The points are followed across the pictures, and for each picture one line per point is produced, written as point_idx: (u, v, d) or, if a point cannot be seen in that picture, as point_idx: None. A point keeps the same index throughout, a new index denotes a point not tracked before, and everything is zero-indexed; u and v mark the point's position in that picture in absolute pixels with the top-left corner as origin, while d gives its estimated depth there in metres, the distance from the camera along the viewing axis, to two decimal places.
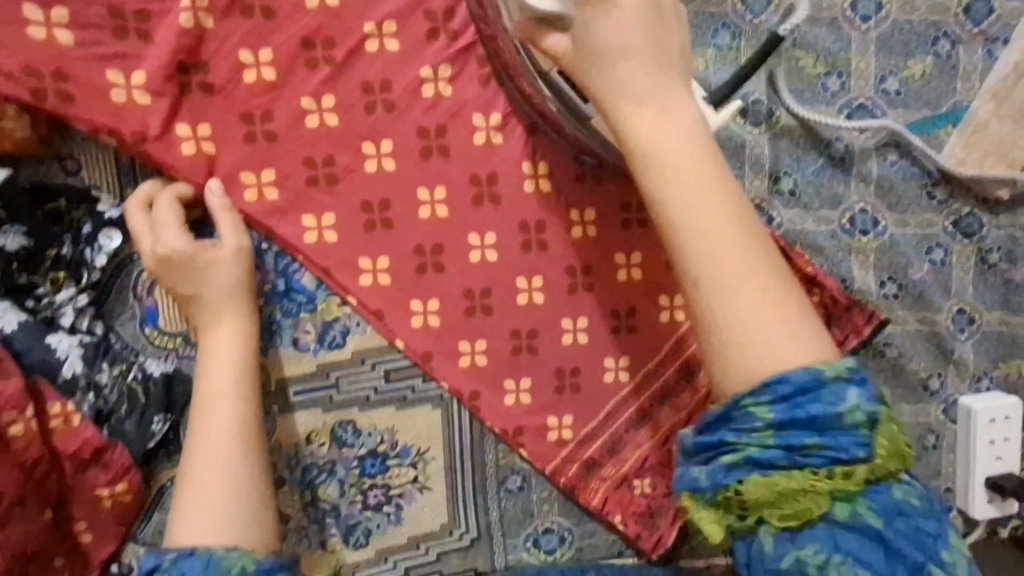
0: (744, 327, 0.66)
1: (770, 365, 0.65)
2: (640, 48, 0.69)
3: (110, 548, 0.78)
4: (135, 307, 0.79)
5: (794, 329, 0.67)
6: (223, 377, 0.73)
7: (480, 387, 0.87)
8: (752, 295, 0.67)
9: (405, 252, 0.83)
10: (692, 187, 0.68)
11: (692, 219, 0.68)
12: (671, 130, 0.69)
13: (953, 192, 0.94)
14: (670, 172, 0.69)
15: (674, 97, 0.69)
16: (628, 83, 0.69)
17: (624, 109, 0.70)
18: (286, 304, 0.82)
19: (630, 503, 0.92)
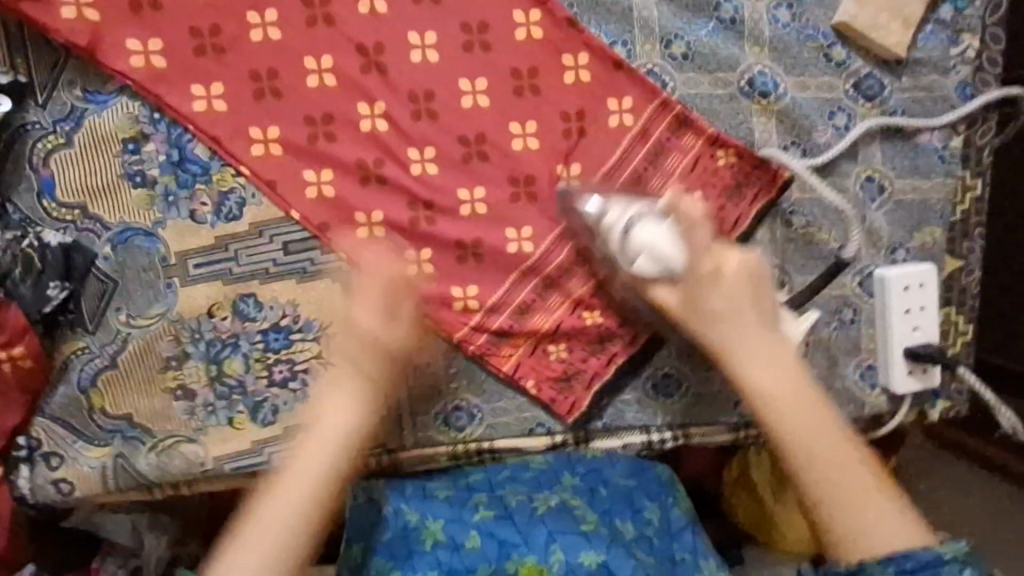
0: (843, 497, 0.68)
1: (876, 531, 0.67)
2: (748, 313, 0.76)
3: (16, 417, 0.84)
4: (31, 179, 0.82)
5: (888, 495, 0.69)
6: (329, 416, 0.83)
7: (380, 257, 0.89)
8: (882, 513, 0.67)
9: (296, 121, 0.85)
10: (794, 413, 0.71)
11: (793, 444, 0.71)
12: (774, 365, 0.74)
13: (852, 51, 0.93)
14: (778, 397, 0.73)
15: (761, 299, 0.77)
16: (737, 321, 0.75)
17: (723, 320, 0.76)
18: (181, 175, 0.84)
19: (545, 367, 0.94)
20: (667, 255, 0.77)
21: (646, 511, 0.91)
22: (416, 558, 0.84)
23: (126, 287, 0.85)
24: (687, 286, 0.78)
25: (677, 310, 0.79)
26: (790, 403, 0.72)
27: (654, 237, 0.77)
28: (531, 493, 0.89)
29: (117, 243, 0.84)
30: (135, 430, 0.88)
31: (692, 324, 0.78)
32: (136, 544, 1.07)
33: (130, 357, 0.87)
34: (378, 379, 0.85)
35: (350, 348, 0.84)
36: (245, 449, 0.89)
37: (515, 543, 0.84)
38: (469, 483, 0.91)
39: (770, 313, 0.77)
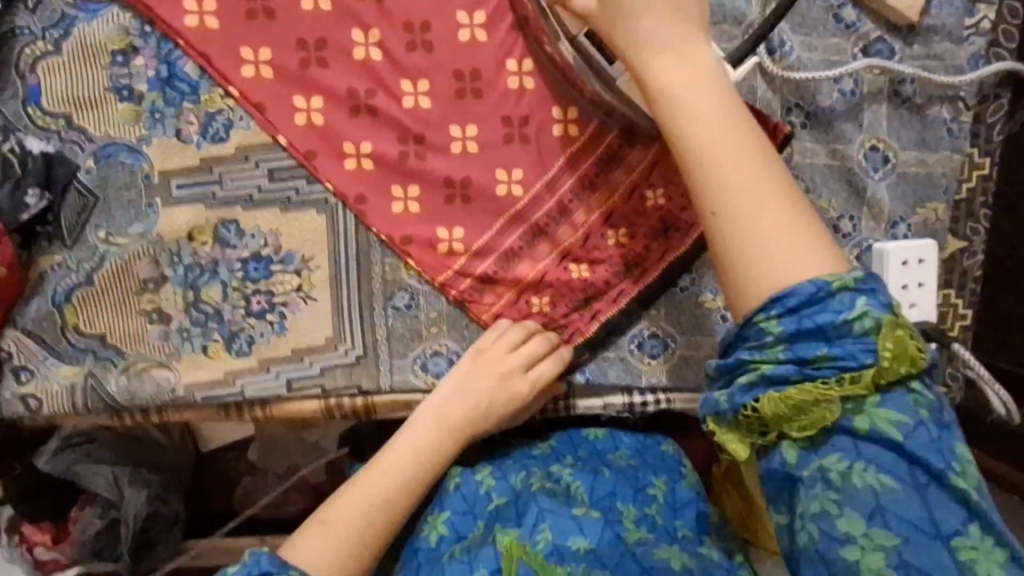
0: (752, 234, 0.69)
1: (782, 276, 0.67)
2: (671, 31, 0.73)
3: None
4: (18, 86, 0.82)
5: (786, 215, 0.69)
6: (463, 407, 0.85)
7: (367, 192, 0.87)
8: (785, 241, 0.68)
9: (290, 45, 0.84)
10: (705, 153, 0.71)
11: (705, 176, 0.71)
12: (697, 89, 0.72)
13: (862, 14, 0.92)
14: (700, 130, 0.71)
15: (691, 30, 0.74)
16: (659, 48, 0.73)
17: (650, 64, 0.74)
18: (169, 92, 0.83)
19: (525, 317, 0.91)
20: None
21: (648, 488, 0.89)
22: (419, 554, 0.83)
23: (107, 203, 0.84)
24: (618, 17, 0.75)
25: (597, 19, 0.77)
26: (706, 129, 0.71)
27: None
28: (530, 472, 0.88)
29: (100, 157, 0.83)
30: (108, 351, 0.86)
31: (619, 47, 0.76)
32: (116, 498, 1.21)
33: (106, 276, 0.85)
34: (488, 408, 0.86)
35: (480, 377, 0.86)
36: (218, 380, 0.87)
37: (508, 522, 0.82)
38: (476, 465, 0.89)
39: (699, 36, 0.74)
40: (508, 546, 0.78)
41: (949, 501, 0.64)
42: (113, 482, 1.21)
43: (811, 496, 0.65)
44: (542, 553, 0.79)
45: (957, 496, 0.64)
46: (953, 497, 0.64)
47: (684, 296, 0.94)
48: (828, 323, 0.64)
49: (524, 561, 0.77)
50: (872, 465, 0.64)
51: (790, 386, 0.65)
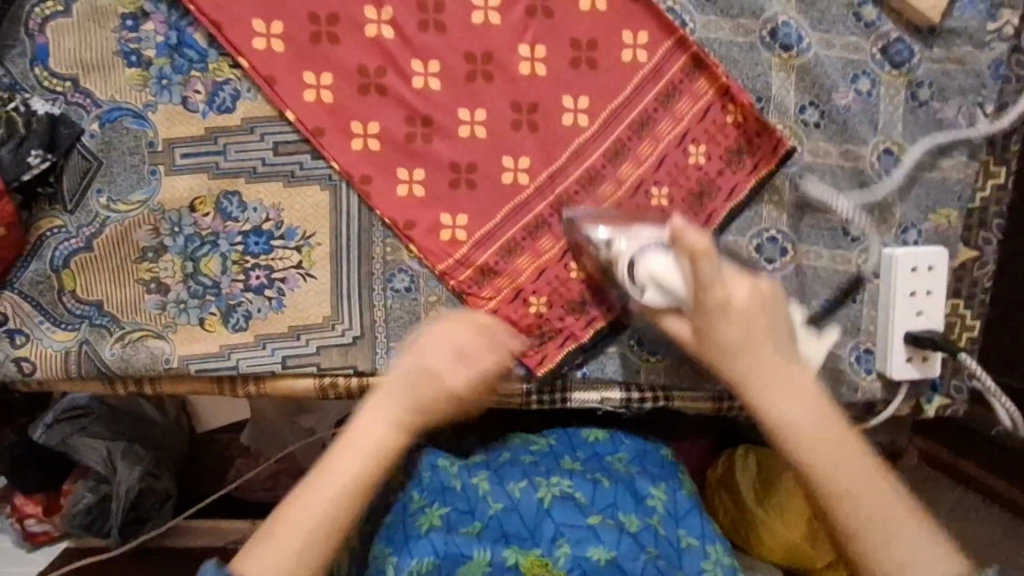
0: (881, 531, 0.68)
1: (915, 570, 0.66)
2: (764, 345, 0.71)
3: None
4: (25, 45, 0.81)
5: (908, 509, 0.69)
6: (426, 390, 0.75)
7: (372, 171, 0.86)
8: (913, 541, 0.67)
9: (300, 18, 0.83)
10: (815, 456, 0.70)
11: (822, 473, 0.70)
12: (796, 407, 0.71)
13: (883, 13, 0.90)
14: (803, 429, 0.71)
15: (777, 312, 0.72)
16: (750, 350, 0.71)
17: (749, 372, 0.72)
18: (177, 59, 0.82)
19: (519, 319, 0.90)
20: (673, 291, 0.73)
21: (648, 498, 0.86)
22: (413, 542, 0.78)
23: (110, 168, 0.84)
24: (699, 321, 0.72)
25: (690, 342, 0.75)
26: (815, 440, 0.70)
27: (663, 270, 0.73)
28: (535, 482, 0.84)
29: (104, 121, 0.83)
30: (104, 317, 0.86)
31: (709, 357, 0.74)
32: (109, 472, 1.22)
33: (105, 241, 0.84)
34: (453, 390, 0.75)
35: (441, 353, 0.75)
36: (213, 352, 0.87)
37: (521, 538, 0.80)
38: (473, 468, 0.86)
39: (780, 317, 0.73)
40: (530, 566, 0.77)
41: None
42: (108, 456, 1.22)
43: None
44: (564, 568, 0.78)
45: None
46: None
47: None
48: None
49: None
50: None
51: None
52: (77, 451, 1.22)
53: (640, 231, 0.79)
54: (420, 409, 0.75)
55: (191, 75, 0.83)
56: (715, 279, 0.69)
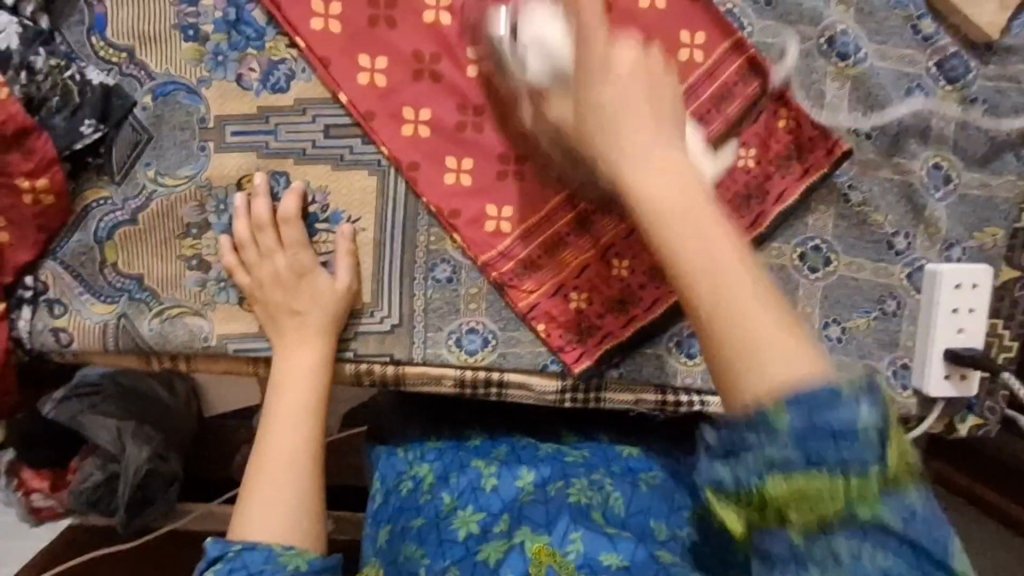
0: (733, 315, 0.54)
1: (789, 372, 0.51)
2: (630, 91, 0.65)
3: (27, 255, 0.82)
4: (84, 14, 0.81)
5: (778, 307, 0.55)
6: (310, 324, 0.84)
7: (419, 158, 0.85)
8: (781, 331, 0.53)
9: (360, 1, 0.82)
10: (659, 201, 0.59)
11: (672, 250, 0.57)
12: (645, 137, 0.63)
13: (940, 27, 0.90)
14: (664, 207, 0.59)
15: (650, 80, 0.67)
16: (614, 91, 0.66)
17: (630, 172, 0.61)
18: (234, 36, 0.82)
19: (560, 315, 0.89)
20: (553, 51, 0.74)
21: (684, 510, 0.84)
22: (447, 545, 0.79)
23: (159, 142, 0.83)
24: (580, 87, 0.68)
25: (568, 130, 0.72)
26: (659, 177, 0.60)
27: (544, 30, 0.75)
28: (571, 481, 0.84)
29: (157, 94, 0.82)
30: (144, 292, 0.85)
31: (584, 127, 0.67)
32: (117, 450, 1.19)
33: (151, 215, 0.84)
34: (325, 321, 0.84)
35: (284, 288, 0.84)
36: (252, 333, 0.86)
37: (536, 523, 0.78)
38: (518, 469, 0.87)
39: (662, 103, 0.66)
40: (537, 552, 0.73)
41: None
42: (116, 433, 1.20)
43: None
44: (573, 563, 0.73)
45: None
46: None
47: None
48: (838, 421, 0.49)
49: (553, 569, 0.72)
50: (885, 552, 0.50)
51: (798, 472, 0.50)
52: (85, 429, 1.19)
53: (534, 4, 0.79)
54: (332, 326, 0.85)
55: (247, 52, 0.82)
56: (595, 41, 0.67)
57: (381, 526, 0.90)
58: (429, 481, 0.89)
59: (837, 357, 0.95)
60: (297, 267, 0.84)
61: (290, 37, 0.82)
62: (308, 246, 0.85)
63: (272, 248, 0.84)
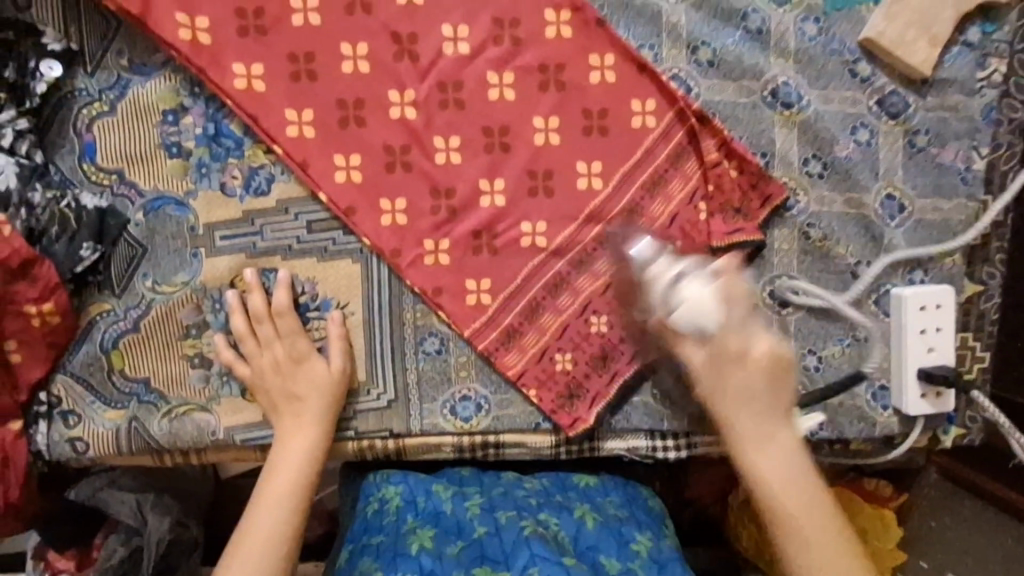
0: (811, 567, 0.77)
1: None
2: (763, 403, 0.80)
3: (40, 373, 0.86)
4: (74, 143, 0.86)
5: (843, 538, 0.78)
6: (307, 403, 0.88)
7: (400, 244, 0.91)
8: (818, 557, 0.77)
9: (329, 105, 0.88)
10: (777, 479, 0.79)
11: (781, 524, 0.78)
12: (765, 427, 0.80)
13: (877, 68, 0.95)
14: (784, 499, 0.78)
15: (784, 378, 0.80)
16: (754, 401, 0.80)
17: (750, 454, 0.80)
18: (215, 149, 0.88)
19: (551, 378, 0.94)
20: (705, 318, 0.80)
21: (632, 543, 0.89)
22: (400, 560, 0.84)
23: (154, 253, 0.88)
24: (720, 381, 0.81)
25: (700, 369, 0.82)
26: (784, 475, 0.79)
27: (699, 300, 0.80)
28: (523, 514, 0.88)
29: (149, 210, 0.88)
30: (152, 394, 0.90)
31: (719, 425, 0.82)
32: (139, 523, 1.15)
33: (152, 322, 0.89)
34: (322, 400, 0.88)
35: (281, 374, 0.88)
36: (257, 422, 0.90)
37: (495, 561, 0.82)
38: (467, 493, 0.93)
39: (779, 413, 0.80)
40: None
41: None
42: (136, 509, 1.16)
43: None
44: None
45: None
46: None
47: None
48: None
49: None
50: None
51: None
52: (104, 504, 1.14)
53: (682, 257, 0.86)
54: (331, 407, 0.89)
55: (231, 163, 0.88)
56: (743, 335, 0.80)
57: (343, 546, 0.92)
58: (395, 503, 0.92)
59: (816, 385, 0.98)
60: (293, 356, 0.88)
61: (267, 144, 0.87)
62: (303, 334, 0.89)
63: (270, 340, 0.88)
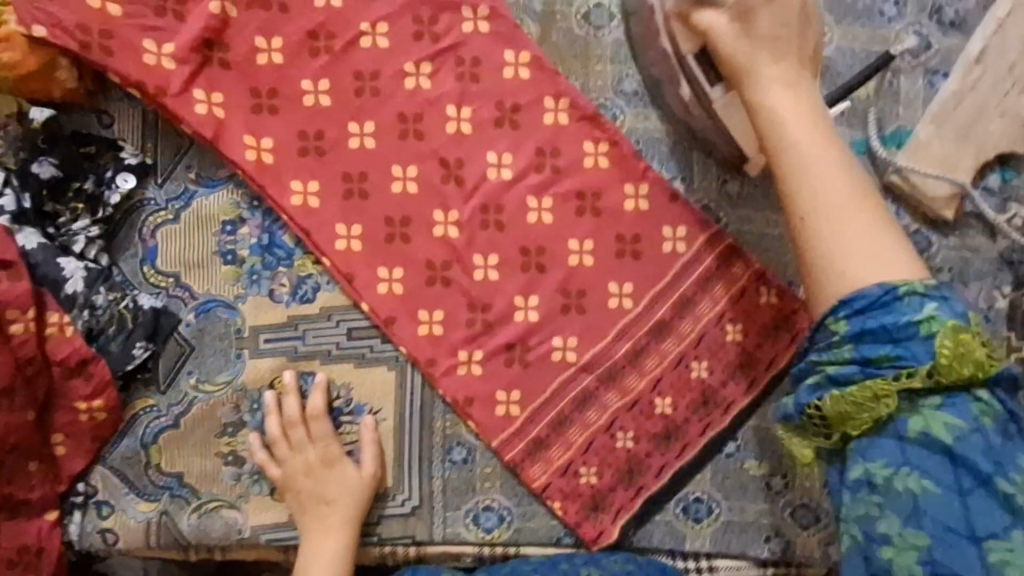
0: (805, 168, 0.76)
1: (859, 272, 0.72)
2: (786, 39, 0.79)
3: (81, 464, 0.89)
4: (138, 247, 0.92)
5: (843, 162, 0.77)
6: (333, 506, 0.89)
7: (435, 354, 0.94)
8: (822, 173, 0.76)
9: (377, 221, 0.93)
10: (786, 116, 0.78)
11: (790, 162, 0.77)
12: (787, 69, 0.79)
13: (901, 208, 0.99)
14: (790, 137, 0.77)
15: (803, 29, 0.80)
16: (766, 40, 0.79)
17: (767, 100, 0.79)
18: (267, 258, 0.93)
19: (575, 492, 0.95)
20: None
21: None
22: None
23: (201, 352, 0.92)
24: (741, 8, 0.79)
25: (721, 37, 0.81)
26: (797, 120, 0.78)
27: None
28: None
29: (200, 311, 0.92)
30: (184, 488, 0.91)
31: (733, 70, 0.81)
32: None
33: (192, 418, 0.92)
34: (352, 505, 0.90)
35: (312, 477, 0.90)
36: (283, 522, 0.91)
37: None
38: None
39: (801, 67, 0.80)
40: None
41: (994, 509, 0.65)
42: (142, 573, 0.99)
43: (869, 500, 0.68)
44: None
45: (1003, 501, 0.65)
46: (1003, 500, 0.65)
47: (732, 463, 0.97)
48: (893, 322, 0.69)
49: None
50: (921, 471, 0.66)
51: (852, 385, 0.70)
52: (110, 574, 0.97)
53: None
54: (359, 514, 0.90)
55: (281, 270, 0.93)
56: None
57: None
58: None
59: None
60: (324, 460, 0.91)
61: (316, 258, 0.93)
62: (335, 438, 0.92)
63: (304, 441, 0.91)
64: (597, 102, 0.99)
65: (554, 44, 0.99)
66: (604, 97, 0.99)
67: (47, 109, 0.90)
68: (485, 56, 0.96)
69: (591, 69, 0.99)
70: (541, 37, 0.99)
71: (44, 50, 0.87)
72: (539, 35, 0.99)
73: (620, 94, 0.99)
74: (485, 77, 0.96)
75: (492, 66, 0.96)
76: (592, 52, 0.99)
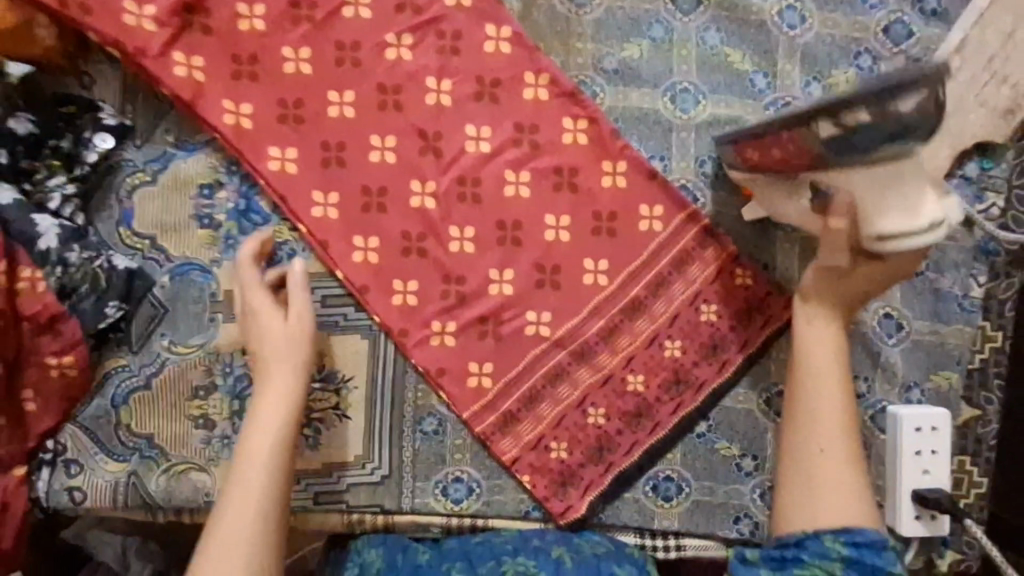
0: (815, 412, 0.87)
1: (837, 520, 0.82)
2: (841, 307, 0.89)
3: (50, 423, 0.89)
4: (114, 209, 0.93)
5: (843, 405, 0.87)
6: (270, 346, 0.84)
7: (408, 324, 0.94)
8: (830, 417, 0.86)
9: (354, 191, 0.94)
10: (818, 360, 0.88)
11: (808, 395, 0.88)
12: (828, 334, 0.89)
13: None
14: (817, 372, 0.88)
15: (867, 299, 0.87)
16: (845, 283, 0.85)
17: (803, 335, 0.90)
18: (243, 223, 0.93)
19: (544, 467, 0.95)
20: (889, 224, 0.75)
21: None
22: None
23: (174, 315, 0.93)
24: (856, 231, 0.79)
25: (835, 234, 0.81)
26: (823, 365, 0.88)
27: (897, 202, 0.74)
28: (502, 561, 0.86)
29: (175, 274, 0.93)
30: (154, 450, 0.91)
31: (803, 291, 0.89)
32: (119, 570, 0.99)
33: (164, 381, 0.92)
34: (292, 339, 0.85)
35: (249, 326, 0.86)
36: None
37: None
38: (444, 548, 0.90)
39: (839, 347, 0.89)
40: None
41: None
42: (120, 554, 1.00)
43: None
44: None
45: None
46: None
47: (703, 445, 0.97)
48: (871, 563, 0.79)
49: None
50: None
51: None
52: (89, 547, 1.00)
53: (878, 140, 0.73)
54: (297, 346, 0.85)
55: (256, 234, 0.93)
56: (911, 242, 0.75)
57: None
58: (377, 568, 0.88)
59: None
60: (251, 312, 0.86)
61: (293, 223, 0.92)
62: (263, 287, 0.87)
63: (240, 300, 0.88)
64: (577, 79, 0.99)
65: (535, 22, 0.99)
66: (584, 75, 0.99)
67: (25, 66, 0.90)
68: (466, 31, 0.96)
69: (572, 47, 0.99)
70: (522, 15, 0.99)
71: (24, 8, 0.87)
72: (521, 13, 0.99)
73: (601, 72, 0.99)
74: (465, 51, 0.96)
75: (473, 41, 0.96)
76: (573, 30, 0.99)
